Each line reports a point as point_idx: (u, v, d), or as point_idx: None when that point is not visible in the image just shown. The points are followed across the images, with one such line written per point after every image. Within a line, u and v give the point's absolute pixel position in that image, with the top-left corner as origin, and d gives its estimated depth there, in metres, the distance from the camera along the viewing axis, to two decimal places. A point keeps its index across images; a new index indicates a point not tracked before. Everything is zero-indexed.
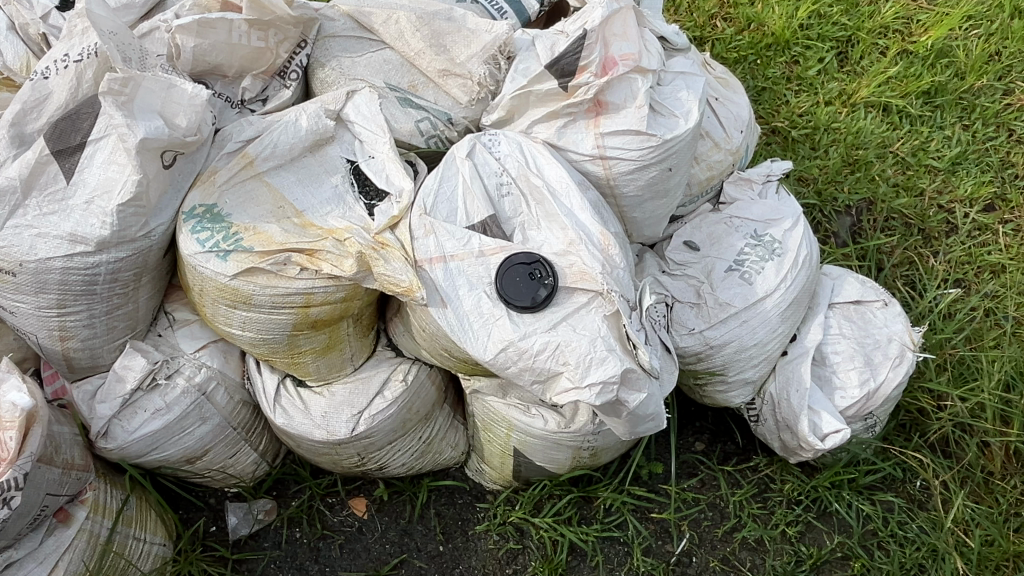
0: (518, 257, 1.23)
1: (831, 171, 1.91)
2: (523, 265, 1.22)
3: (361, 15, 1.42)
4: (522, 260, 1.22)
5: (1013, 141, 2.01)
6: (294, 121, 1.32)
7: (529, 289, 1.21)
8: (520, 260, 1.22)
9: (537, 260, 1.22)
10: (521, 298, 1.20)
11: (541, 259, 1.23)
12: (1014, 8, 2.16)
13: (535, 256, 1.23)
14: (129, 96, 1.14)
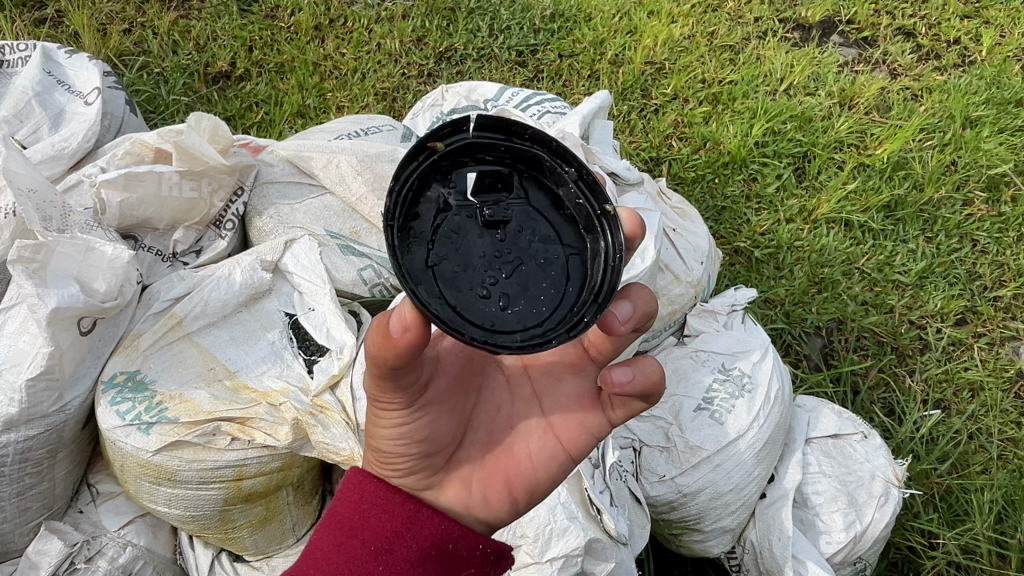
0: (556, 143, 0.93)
1: (797, 292, 1.87)
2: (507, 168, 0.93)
3: (301, 159, 1.41)
4: (525, 157, 0.94)
5: (977, 252, 2.03)
6: (227, 275, 1.24)
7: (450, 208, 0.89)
8: (527, 162, 0.94)
9: (489, 139, 0.92)
10: (457, 233, 0.89)
11: (516, 122, 0.91)
12: (965, 118, 2.23)
13: (528, 127, 0.92)
14: (42, 264, 1.07)
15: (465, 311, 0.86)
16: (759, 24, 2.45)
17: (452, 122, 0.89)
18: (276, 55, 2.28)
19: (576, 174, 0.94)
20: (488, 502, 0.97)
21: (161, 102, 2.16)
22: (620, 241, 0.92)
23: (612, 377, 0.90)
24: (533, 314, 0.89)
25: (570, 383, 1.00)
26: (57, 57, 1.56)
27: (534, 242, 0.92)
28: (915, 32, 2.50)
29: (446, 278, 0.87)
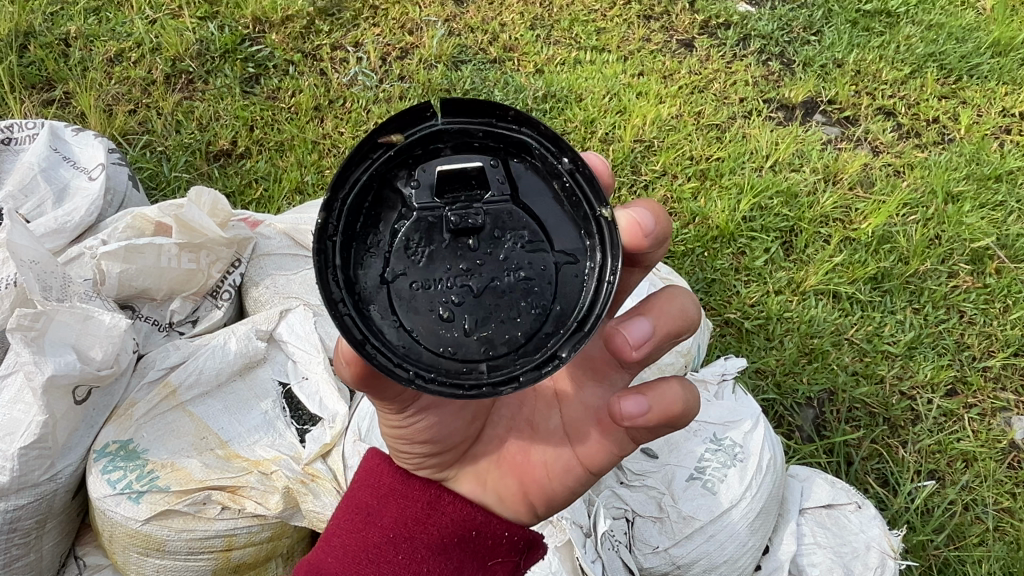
0: (545, 130, 0.91)
1: (788, 362, 1.90)
2: (489, 159, 0.93)
3: (297, 233, 1.48)
4: (512, 142, 0.93)
5: (964, 323, 2.05)
6: (222, 344, 1.25)
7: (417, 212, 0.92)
8: (514, 146, 0.93)
9: (465, 126, 0.92)
10: (427, 238, 0.92)
11: (493, 107, 0.90)
12: (946, 193, 2.29)
13: (509, 110, 0.90)
14: (40, 331, 1.09)
15: (422, 336, 0.92)
16: (744, 103, 2.54)
17: (415, 115, 0.90)
18: (277, 133, 2.35)
19: (570, 166, 0.92)
20: (504, 499, 1.08)
21: (163, 180, 2.22)
22: (617, 264, 0.92)
23: (622, 410, 0.93)
24: (503, 334, 0.93)
25: (591, 392, 1.05)
26: (64, 134, 1.61)
27: (517, 249, 0.93)
28: (895, 112, 2.58)
29: (407, 300, 0.92)
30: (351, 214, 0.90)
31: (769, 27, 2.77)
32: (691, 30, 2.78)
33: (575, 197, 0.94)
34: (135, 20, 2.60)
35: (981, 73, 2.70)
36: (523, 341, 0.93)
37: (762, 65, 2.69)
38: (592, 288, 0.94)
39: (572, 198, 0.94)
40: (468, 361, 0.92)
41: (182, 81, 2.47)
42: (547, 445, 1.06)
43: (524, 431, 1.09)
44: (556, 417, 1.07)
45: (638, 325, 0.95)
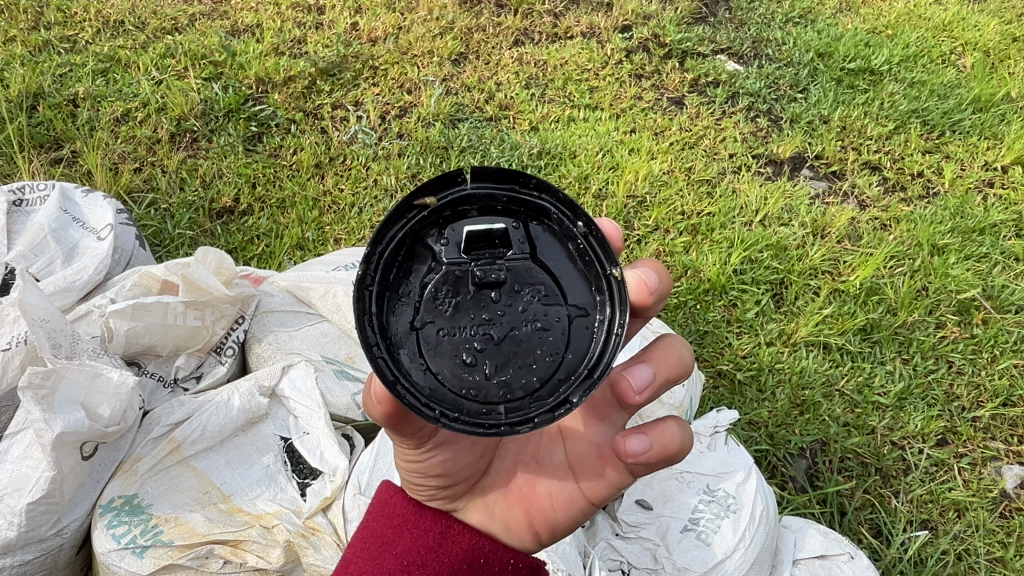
0: (563, 197, 0.96)
1: (780, 413, 1.94)
2: (512, 221, 0.99)
3: (299, 289, 1.53)
4: (533, 206, 0.98)
5: (953, 372, 2.09)
6: (226, 400, 1.28)
7: (444, 266, 0.97)
8: (534, 210, 0.99)
9: (491, 189, 0.97)
10: (452, 289, 0.97)
11: (518, 174, 0.96)
12: (932, 246, 2.35)
13: (531, 177, 0.96)
14: (50, 389, 1.12)
15: (445, 379, 0.95)
16: (733, 159, 2.61)
17: (447, 179, 0.95)
18: (278, 190, 2.41)
19: (586, 229, 0.98)
20: (510, 528, 1.11)
21: (167, 237, 2.27)
22: (626, 317, 0.97)
23: (626, 448, 0.98)
24: (521, 380, 0.97)
25: (596, 428, 1.10)
26: (74, 195, 1.67)
27: (534, 303, 0.98)
28: (881, 166, 2.66)
29: (433, 346, 0.96)
30: (385, 267, 0.95)
31: (756, 85, 2.86)
32: (681, 88, 2.87)
33: (589, 257, 0.99)
34: (142, 81, 2.68)
35: (963, 129, 2.78)
36: (539, 386, 0.97)
37: (751, 122, 2.77)
38: (604, 340, 0.98)
39: (585, 258, 1.00)
40: (489, 403, 0.95)
41: (186, 140, 2.54)
42: (552, 477, 1.10)
43: (529, 464, 1.13)
44: (560, 451, 1.12)
45: (641, 370, 0.99)
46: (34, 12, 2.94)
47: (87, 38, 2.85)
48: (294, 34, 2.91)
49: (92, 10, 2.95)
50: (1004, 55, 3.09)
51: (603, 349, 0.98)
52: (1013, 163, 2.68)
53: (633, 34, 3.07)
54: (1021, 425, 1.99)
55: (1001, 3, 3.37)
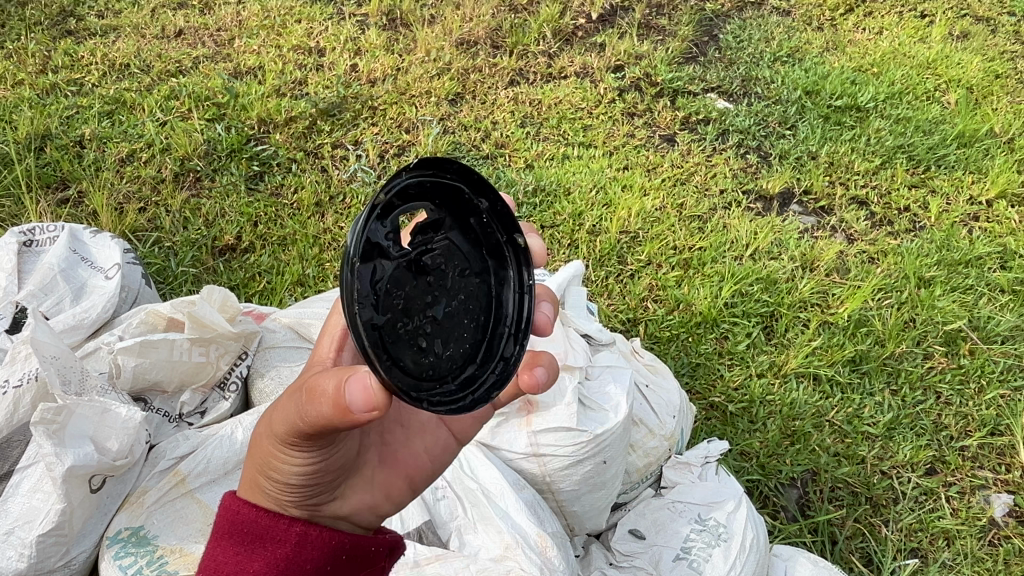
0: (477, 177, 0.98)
1: (771, 443, 1.98)
2: (431, 201, 0.96)
3: (301, 326, 1.59)
4: (449, 186, 0.97)
5: (942, 403, 2.13)
6: (230, 434, 1.33)
7: (392, 258, 0.91)
8: (447, 188, 0.98)
9: (420, 176, 0.93)
10: (399, 279, 0.92)
11: (447, 161, 0.94)
12: (919, 278, 2.40)
13: (456, 162, 0.95)
14: (61, 424, 1.16)
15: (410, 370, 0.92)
16: (724, 195, 2.67)
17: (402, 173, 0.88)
18: (280, 228, 2.47)
19: (487, 205, 1.02)
20: (389, 495, 1.10)
21: (170, 274, 2.32)
22: (531, 277, 1.08)
23: (534, 382, 1.03)
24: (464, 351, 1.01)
25: None
26: (82, 236, 1.72)
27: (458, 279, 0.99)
28: (868, 201, 2.72)
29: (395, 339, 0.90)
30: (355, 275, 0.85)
31: (746, 122, 2.93)
32: (673, 126, 2.94)
33: (489, 229, 1.04)
34: (147, 122, 2.76)
35: (948, 164, 2.85)
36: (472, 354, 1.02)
37: (741, 158, 2.84)
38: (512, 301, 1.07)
39: (486, 230, 1.04)
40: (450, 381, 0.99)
41: (190, 179, 2.61)
42: (421, 433, 1.13)
43: (394, 429, 1.12)
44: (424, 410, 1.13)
45: (545, 306, 1.13)
46: (42, 55, 3.02)
47: (94, 81, 2.93)
48: (296, 76, 2.99)
49: (98, 54, 3.03)
50: (987, 91, 3.17)
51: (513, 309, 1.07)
52: (997, 197, 2.74)
53: (626, 73, 3.16)
54: (1008, 454, 2.03)
55: (983, 41, 3.46)
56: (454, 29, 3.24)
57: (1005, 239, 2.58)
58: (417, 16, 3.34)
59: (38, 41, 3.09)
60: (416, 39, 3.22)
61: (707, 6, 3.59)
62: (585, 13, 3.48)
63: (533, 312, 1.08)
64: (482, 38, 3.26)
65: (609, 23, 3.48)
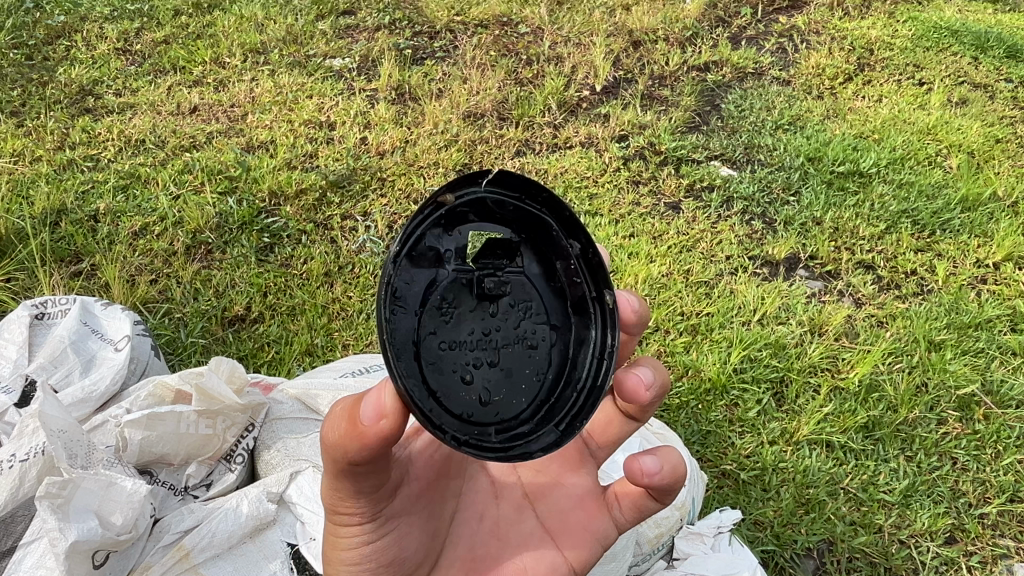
0: (568, 216, 1.11)
1: (785, 512, 1.95)
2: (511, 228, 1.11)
3: (309, 397, 1.60)
4: (532, 219, 1.11)
5: (958, 469, 2.09)
6: (235, 507, 1.34)
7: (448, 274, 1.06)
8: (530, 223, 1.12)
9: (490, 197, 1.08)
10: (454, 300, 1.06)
11: (532, 188, 1.08)
12: (929, 341, 2.39)
13: (543, 193, 1.09)
14: (66, 498, 1.18)
15: (445, 397, 1.04)
16: (730, 261, 2.68)
17: (467, 181, 1.04)
18: (289, 298, 2.49)
19: (580, 251, 1.14)
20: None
21: (180, 345, 2.33)
22: (613, 337, 1.16)
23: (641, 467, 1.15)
24: (512, 404, 1.10)
25: (569, 487, 1.30)
26: (94, 308, 1.74)
27: (528, 321, 1.11)
28: (875, 265, 2.72)
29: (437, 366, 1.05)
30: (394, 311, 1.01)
31: (749, 190, 2.96)
32: (678, 194, 2.97)
33: (578, 277, 1.16)
34: (160, 197, 2.81)
35: (953, 228, 2.87)
36: (527, 411, 1.11)
37: (746, 225, 2.86)
38: (591, 361, 1.16)
39: (574, 278, 1.16)
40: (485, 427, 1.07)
41: (201, 251, 2.64)
42: (527, 552, 1.23)
43: (493, 542, 1.23)
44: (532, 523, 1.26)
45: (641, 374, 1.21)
46: (60, 133, 3.10)
47: (110, 157, 3.00)
48: (306, 149, 3.06)
49: (115, 130, 3.11)
50: (988, 155, 3.21)
51: (589, 376, 1.16)
52: (1004, 260, 2.74)
53: (630, 143, 3.21)
54: None
55: (982, 107, 3.51)
56: (462, 103, 3.32)
57: (1015, 301, 2.57)
58: (425, 90, 3.42)
59: (56, 118, 3.17)
60: (424, 112, 3.29)
61: (708, 77, 3.67)
62: (588, 85, 3.56)
63: (607, 376, 1.14)
64: (489, 110, 3.34)
65: (613, 94, 3.55)
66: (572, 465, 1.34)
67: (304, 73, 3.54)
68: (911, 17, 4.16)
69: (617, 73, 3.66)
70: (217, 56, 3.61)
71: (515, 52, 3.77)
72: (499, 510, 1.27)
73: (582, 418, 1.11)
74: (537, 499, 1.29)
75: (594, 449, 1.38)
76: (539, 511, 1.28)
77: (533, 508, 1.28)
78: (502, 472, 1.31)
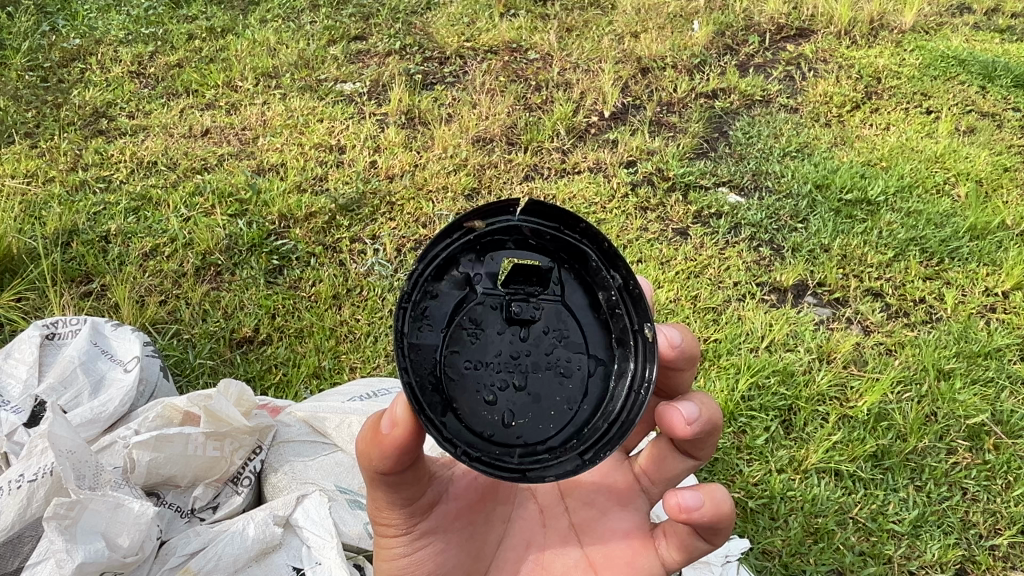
0: (607, 248, 1.13)
1: (794, 541, 1.94)
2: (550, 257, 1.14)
3: (316, 419, 1.61)
4: (571, 249, 1.14)
5: (968, 499, 2.08)
6: (241, 530, 1.33)
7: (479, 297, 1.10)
8: (570, 253, 1.15)
9: (528, 225, 1.12)
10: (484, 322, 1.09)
11: (569, 219, 1.12)
12: (938, 370, 2.38)
13: (580, 224, 1.12)
14: (73, 519, 1.18)
15: (466, 415, 1.07)
16: (737, 287, 2.68)
17: (500, 209, 1.09)
18: (297, 321, 2.50)
19: (621, 285, 1.15)
20: None
21: (188, 366, 2.34)
22: (651, 372, 1.13)
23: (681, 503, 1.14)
24: (539, 430, 1.11)
25: (613, 519, 1.29)
26: (104, 329, 1.75)
27: (560, 349, 1.12)
28: (883, 292, 2.71)
29: (461, 385, 1.08)
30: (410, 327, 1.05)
31: (757, 216, 2.97)
32: (686, 220, 2.98)
33: (619, 309, 1.16)
34: (171, 218, 2.83)
35: (961, 256, 2.86)
36: (555, 438, 1.11)
37: (754, 251, 2.86)
38: (626, 392, 1.15)
39: (615, 309, 1.16)
40: (508, 449, 1.08)
41: (210, 273, 2.66)
42: None
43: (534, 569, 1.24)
44: (575, 553, 1.25)
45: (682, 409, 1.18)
46: (73, 154, 3.13)
47: (122, 179, 3.02)
48: (316, 172, 3.08)
49: (127, 152, 3.15)
50: (996, 184, 3.21)
51: (624, 408, 1.13)
52: (1013, 289, 2.74)
53: (638, 169, 3.22)
54: None
55: (990, 135, 3.51)
56: (471, 127, 3.34)
57: None
58: (435, 115, 3.45)
59: (70, 140, 3.21)
60: (433, 137, 3.31)
61: (716, 104, 3.69)
62: (597, 111, 3.58)
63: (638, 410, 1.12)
64: (498, 136, 3.36)
65: (621, 121, 3.57)
66: (622, 499, 1.32)
67: (315, 97, 3.57)
68: (919, 46, 4.18)
69: (626, 99, 3.68)
70: (229, 80, 3.65)
71: (525, 78, 3.80)
72: (545, 538, 1.28)
73: (606, 451, 1.10)
74: (583, 531, 1.28)
75: (648, 485, 1.33)
76: (585, 543, 1.27)
77: (579, 538, 1.27)
78: (553, 502, 1.32)
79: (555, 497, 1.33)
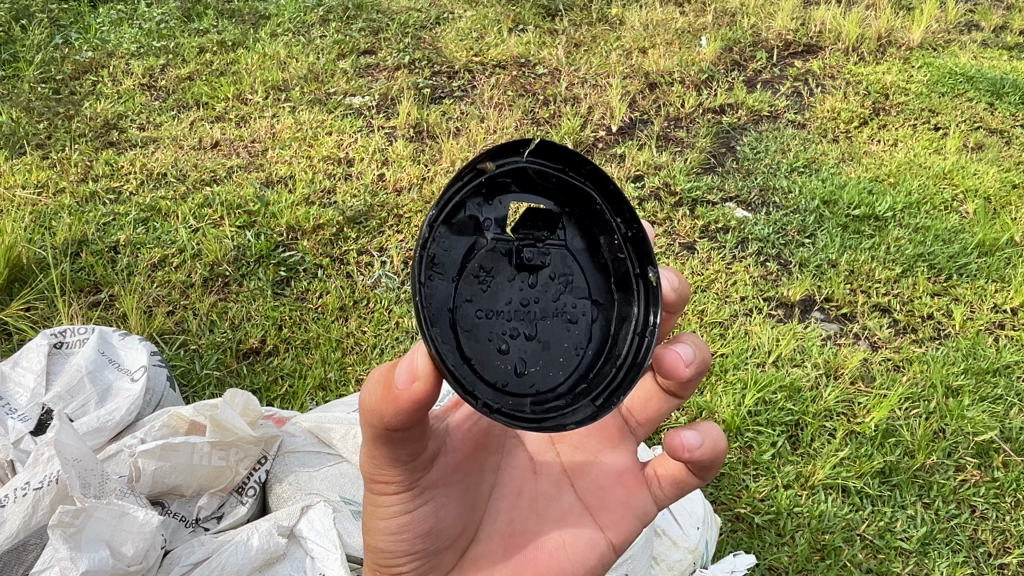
0: (612, 192, 1.15)
1: (801, 558, 1.93)
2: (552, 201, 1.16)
3: (321, 430, 1.61)
4: (575, 193, 1.16)
5: (977, 517, 2.06)
6: (245, 540, 1.33)
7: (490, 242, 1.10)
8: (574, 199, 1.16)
9: (536, 166, 1.12)
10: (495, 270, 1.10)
11: (575, 161, 1.13)
12: (946, 386, 2.36)
13: (585, 166, 1.13)
14: (78, 527, 1.19)
15: (482, 362, 1.08)
16: (744, 302, 2.68)
17: (512, 149, 1.08)
18: (304, 332, 2.50)
19: (624, 231, 1.19)
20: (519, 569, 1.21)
21: (195, 376, 2.34)
22: (657, 317, 1.18)
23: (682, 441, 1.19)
24: (548, 377, 1.14)
25: (607, 460, 1.33)
26: (111, 338, 1.76)
27: (567, 295, 1.15)
28: (891, 308, 2.71)
29: (474, 334, 1.09)
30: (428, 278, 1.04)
31: (764, 231, 2.97)
32: (693, 235, 2.98)
33: (622, 254, 1.20)
34: (180, 230, 2.84)
35: (969, 272, 2.85)
36: (564, 384, 1.15)
37: (761, 267, 2.86)
38: (631, 336, 1.19)
39: (617, 255, 1.20)
40: (521, 398, 1.10)
41: (218, 284, 2.66)
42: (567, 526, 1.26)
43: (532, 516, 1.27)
44: (569, 496, 1.29)
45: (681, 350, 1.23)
46: (84, 166, 3.16)
47: (131, 190, 3.04)
48: (324, 185, 3.09)
49: (137, 164, 3.17)
50: (1005, 200, 3.20)
51: (628, 351, 1.19)
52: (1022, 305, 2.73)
53: (645, 183, 3.23)
54: None
55: (998, 152, 3.51)
56: (479, 141, 3.35)
57: None
58: (443, 128, 3.46)
59: (81, 152, 3.23)
60: (441, 150, 3.33)
61: (724, 119, 3.70)
62: (605, 126, 3.59)
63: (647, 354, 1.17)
64: None
65: (628, 135, 3.58)
66: (612, 440, 1.37)
67: (324, 110, 3.59)
68: (926, 63, 4.19)
69: (634, 114, 3.70)
70: (239, 93, 3.67)
71: (533, 92, 3.82)
72: (537, 485, 1.30)
73: (620, 393, 1.14)
74: (576, 475, 1.31)
75: (635, 426, 1.40)
76: (578, 486, 1.30)
77: (572, 482, 1.30)
78: (544, 450, 1.35)
79: (545, 446, 1.35)
